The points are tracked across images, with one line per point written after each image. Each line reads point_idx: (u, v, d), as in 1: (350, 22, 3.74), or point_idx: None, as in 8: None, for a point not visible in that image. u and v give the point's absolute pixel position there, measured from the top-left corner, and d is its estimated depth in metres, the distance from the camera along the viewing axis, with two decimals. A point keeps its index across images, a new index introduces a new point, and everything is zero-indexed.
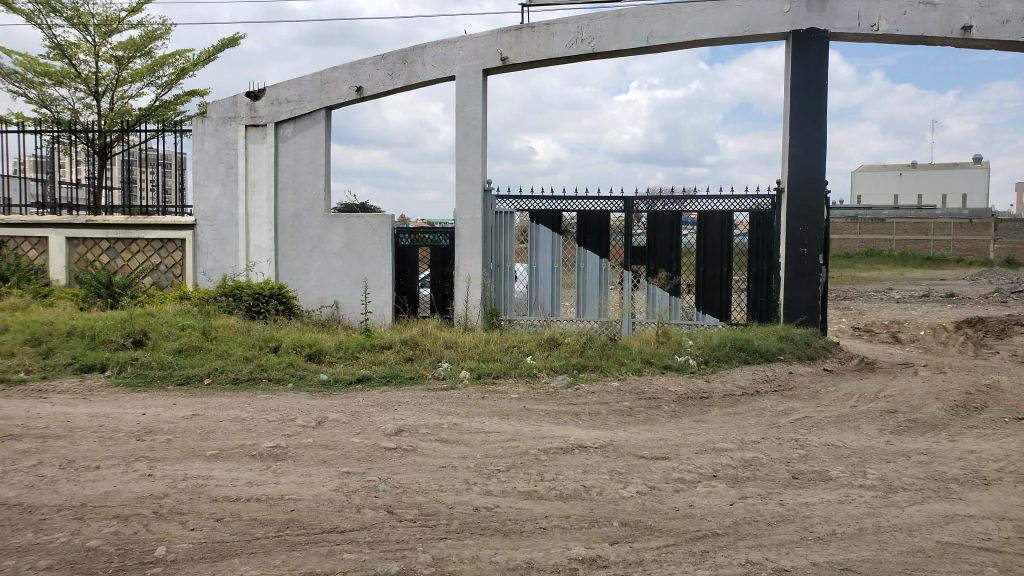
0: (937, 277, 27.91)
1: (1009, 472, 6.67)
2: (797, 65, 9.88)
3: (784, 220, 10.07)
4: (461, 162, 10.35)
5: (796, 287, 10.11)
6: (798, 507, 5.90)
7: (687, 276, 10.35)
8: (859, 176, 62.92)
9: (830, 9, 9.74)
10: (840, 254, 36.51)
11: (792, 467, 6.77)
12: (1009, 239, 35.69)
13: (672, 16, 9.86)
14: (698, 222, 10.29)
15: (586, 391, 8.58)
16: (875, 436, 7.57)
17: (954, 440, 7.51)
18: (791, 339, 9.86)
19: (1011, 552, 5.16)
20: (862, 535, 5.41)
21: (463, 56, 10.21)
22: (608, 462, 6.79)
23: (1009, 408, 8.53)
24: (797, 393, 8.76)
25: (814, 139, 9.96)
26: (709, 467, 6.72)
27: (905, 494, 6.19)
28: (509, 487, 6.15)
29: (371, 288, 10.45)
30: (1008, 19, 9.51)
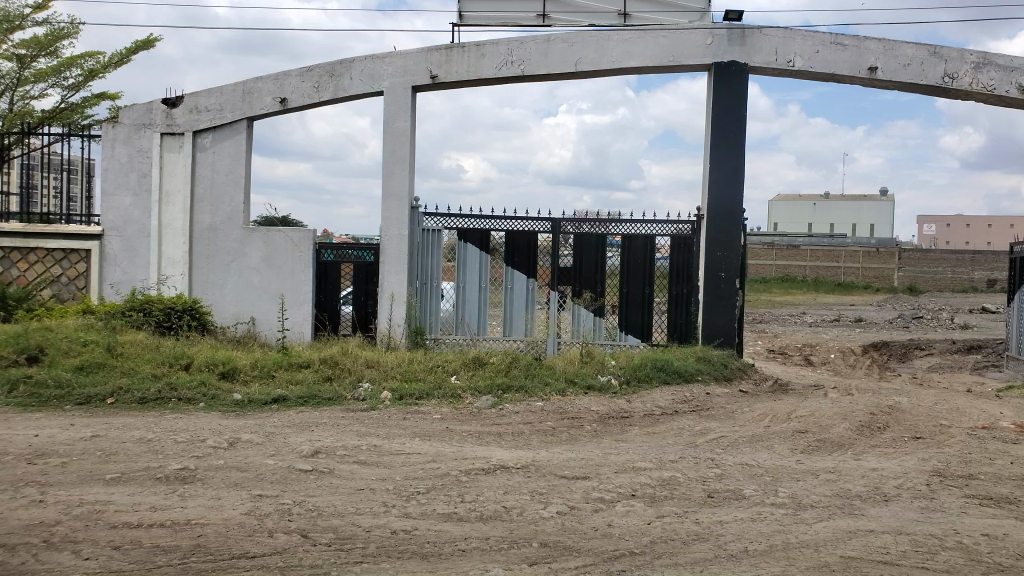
0: (845, 302, 29.32)
1: (906, 489, 7.00)
2: (719, 96, 10.25)
3: (704, 245, 10.37)
4: (387, 178, 10.26)
5: (714, 310, 10.40)
6: (713, 526, 6.02)
7: (611, 297, 10.49)
8: (774, 205, 65.65)
9: (750, 44, 10.14)
10: (757, 279, 37.77)
11: (707, 486, 6.92)
12: (911, 268, 37.84)
13: (599, 42, 10.08)
14: (622, 244, 10.46)
15: (510, 411, 8.56)
16: (787, 455, 7.82)
17: (859, 458, 7.84)
18: (710, 360, 10.13)
19: (908, 565, 5.38)
20: (772, 551, 5.56)
21: (392, 72, 10.18)
22: (529, 482, 6.79)
23: (908, 427, 8.97)
24: (714, 413, 8.98)
25: (733, 167, 10.31)
26: (628, 487, 6.79)
27: (813, 511, 6.40)
28: (429, 509, 6.06)
29: (290, 304, 10.21)
30: (909, 63, 10.13)
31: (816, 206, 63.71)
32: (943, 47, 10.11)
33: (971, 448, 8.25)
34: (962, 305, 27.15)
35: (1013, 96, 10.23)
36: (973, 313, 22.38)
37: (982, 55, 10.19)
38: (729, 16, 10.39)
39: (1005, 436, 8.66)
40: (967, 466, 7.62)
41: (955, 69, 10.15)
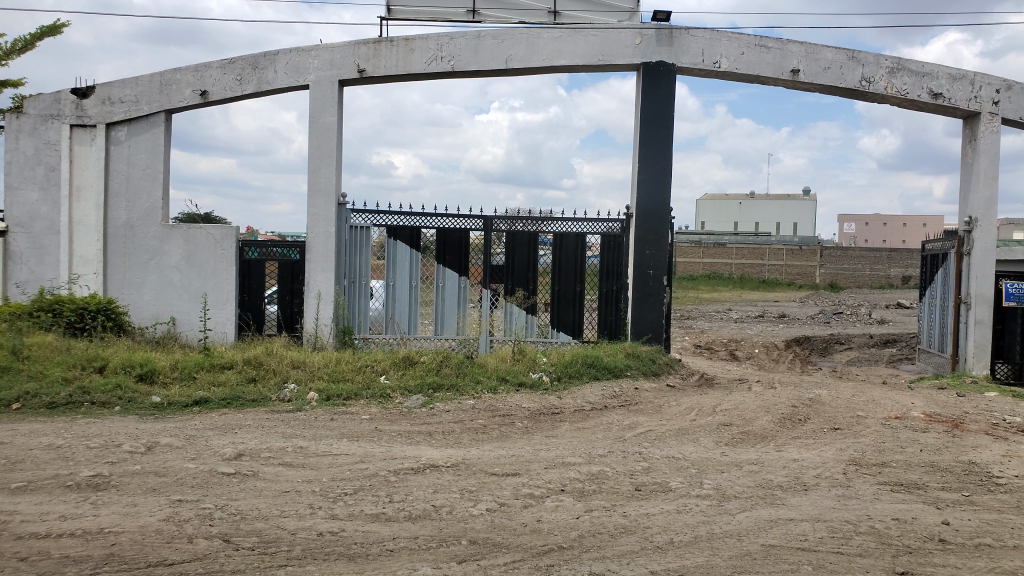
0: (768, 300, 30.30)
1: (824, 478, 7.26)
2: (647, 95, 10.41)
3: (633, 244, 10.54)
4: (314, 173, 10.09)
5: (643, 307, 10.59)
6: (640, 519, 6.11)
7: (542, 295, 10.55)
8: (703, 205, 67.26)
9: (677, 45, 10.33)
10: (686, 278, 38.62)
11: (635, 479, 7.02)
12: (832, 265, 39.33)
13: (530, 40, 10.11)
14: (554, 243, 10.50)
15: (440, 410, 8.50)
16: (712, 448, 8.01)
17: (780, 450, 8.08)
18: (639, 356, 10.30)
19: (824, 551, 5.58)
20: (696, 542, 5.68)
21: (318, 65, 9.99)
22: (459, 480, 6.76)
23: (827, 419, 9.31)
24: (642, 407, 9.13)
25: (661, 167, 10.51)
26: (557, 482, 6.84)
27: (736, 502, 6.56)
28: (357, 510, 5.97)
29: (212, 303, 9.93)
30: (829, 66, 10.50)
31: (743, 206, 65.57)
32: (860, 52, 10.51)
33: (885, 437, 8.62)
34: (876, 301, 28.34)
35: (924, 101, 10.75)
36: (883, 309, 23.36)
37: (895, 60, 10.64)
38: (658, 17, 10.57)
39: (916, 425, 9.08)
40: (880, 455, 7.96)
41: (871, 74, 10.58)
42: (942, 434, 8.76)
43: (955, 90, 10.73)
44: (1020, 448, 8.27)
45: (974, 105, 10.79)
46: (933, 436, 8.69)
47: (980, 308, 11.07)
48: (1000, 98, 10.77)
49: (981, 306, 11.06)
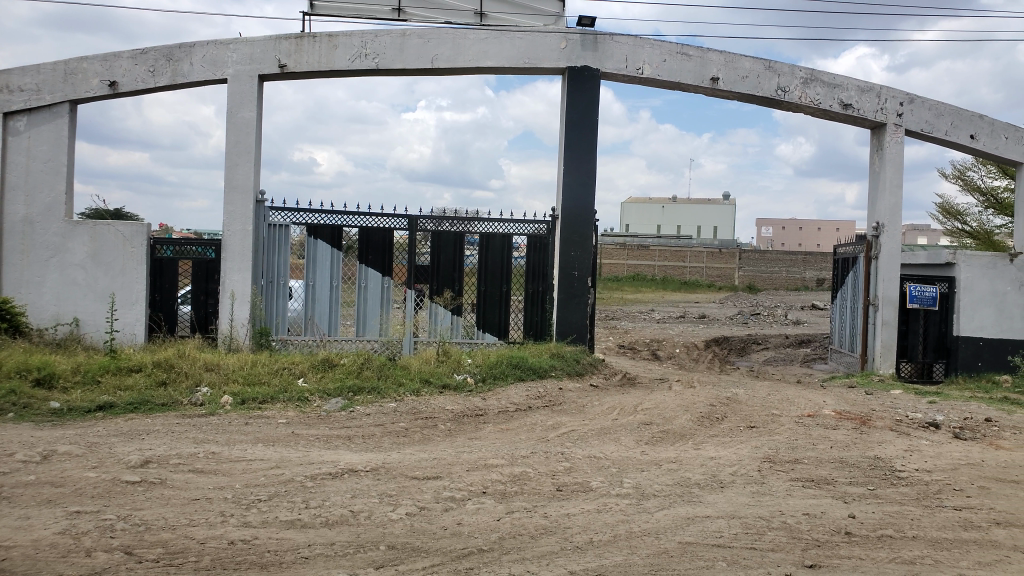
0: (688, 300, 31.09)
1: (739, 475, 7.44)
2: (573, 98, 10.49)
3: (558, 245, 10.61)
4: (230, 170, 9.78)
5: (568, 308, 10.67)
6: (560, 519, 6.13)
7: (468, 296, 10.47)
8: (628, 208, 68.49)
9: (602, 50, 10.44)
10: (611, 278, 39.22)
11: (556, 480, 7.05)
12: (750, 268, 40.71)
13: (456, 41, 10.05)
14: (481, 243, 10.44)
15: (360, 413, 8.34)
16: (632, 447, 8.12)
17: (698, 448, 8.26)
18: (563, 357, 10.37)
19: (738, 547, 5.72)
20: (615, 541, 5.74)
21: (237, 59, 9.69)
22: (378, 485, 6.64)
23: (743, 417, 9.58)
24: (566, 408, 9.19)
25: (586, 169, 10.61)
26: (479, 484, 6.80)
27: (655, 500, 6.66)
28: (270, 517, 5.78)
29: (119, 303, 9.49)
30: (747, 75, 10.81)
31: (667, 208, 67.13)
32: (776, 63, 10.87)
33: (797, 434, 8.92)
34: (790, 302, 29.48)
35: (836, 111, 11.19)
36: (794, 310, 24.29)
37: (809, 71, 11.04)
38: (583, 22, 10.68)
39: (826, 422, 9.44)
40: (793, 452, 8.23)
41: (787, 84, 10.95)
42: (851, 431, 9.12)
43: (863, 101, 11.21)
44: (921, 443, 8.69)
45: (881, 117, 11.29)
46: (842, 432, 9.05)
47: (887, 310, 11.56)
48: (904, 110, 11.30)
49: (888, 307, 11.55)
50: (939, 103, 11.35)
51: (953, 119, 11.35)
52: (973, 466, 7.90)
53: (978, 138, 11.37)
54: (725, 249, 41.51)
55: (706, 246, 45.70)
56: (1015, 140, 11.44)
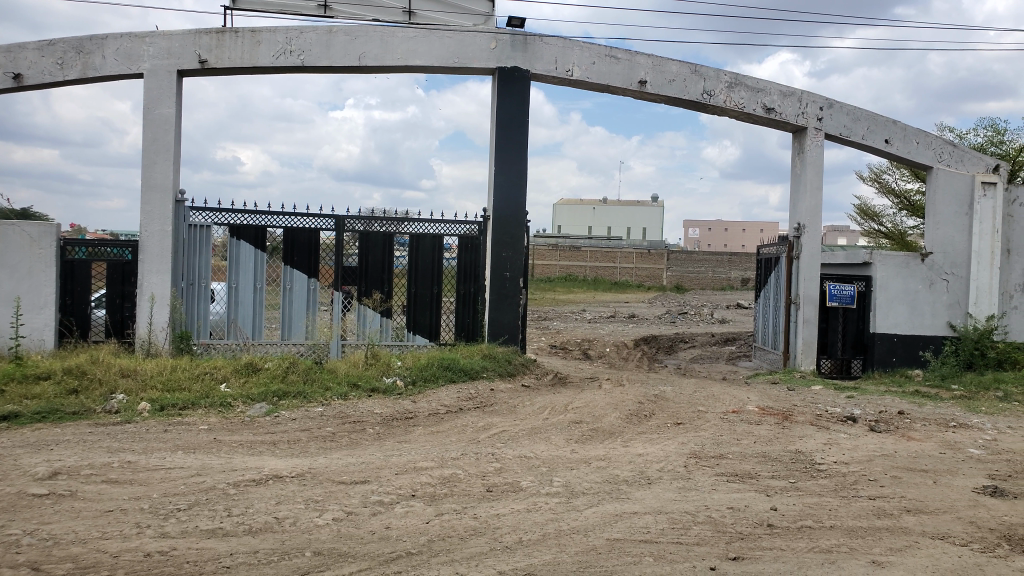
0: (618, 300, 31.59)
1: (666, 471, 7.59)
2: (503, 99, 10.50)
3: (490, 246, 10.61)
4: (148, 168, 9.45)
5: (499, 309, 10.69)
6: (490, 520, 6.12)
7: (398, 298, 10.36)
8: (561, 209, 69.19)
9: (531, 51, 10.49)
10: (543, 279, 39.46)
11: (486, 480, 7.04)
12: (678, 268, 41.76)
13: (384, 39, 9.94)
14: (410, 244, 10.34)
15: (285, 418, 8.15)
16: (562, 446, 8.18)
17: (627, 445, 8.39)
18: (495, 357, 10.38)
19: (664, 542, 5.83)
20: (544, 540, 5.77)
21: (153, 53, 9.39)
22: (304, 490, 6.50)
23: (671, 414, 9.78)
24: (497, 408, 9.19)
25: (517, 170, 10.65)
26: (408, 488, 6.73)
27: (584, 498, 6.73)
28: (190, 527, 5.59)
29: (26, 307, 9.04)
30: (673, 78, 11.04)
31: (600, 210, 68.14)
32: (702, 67, 11.14)
33: (722, 430, 9.16)
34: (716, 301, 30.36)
35: (759, 115, 11.54)
36: (720, 309, 25.02)
37: (733, 76, 11.35)
38: (512, 23, 10.72)
39: (750, 418, 9.72)
40: (718, 447, 8.43)
41: (711, 88, 11.23)
42: (773, 426, 9.42)
43: (785, 106, 11.61)
44: (838, 436, 9.04)
45: (801, 121, 11.71)
46: (765, 427, 9.33)
47: (807, 308, 11.98)
48: (823, 115, 11.73)
49: (808, 306, 11.97)
50: (855, 109, 11.82)
51: (868, 124, 11.83)
52: (887, 457, 8.27)
53: (891, 142, 11.90)
54: (655, 250, 42.41)
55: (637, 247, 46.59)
56: (926, 145, 11.97)
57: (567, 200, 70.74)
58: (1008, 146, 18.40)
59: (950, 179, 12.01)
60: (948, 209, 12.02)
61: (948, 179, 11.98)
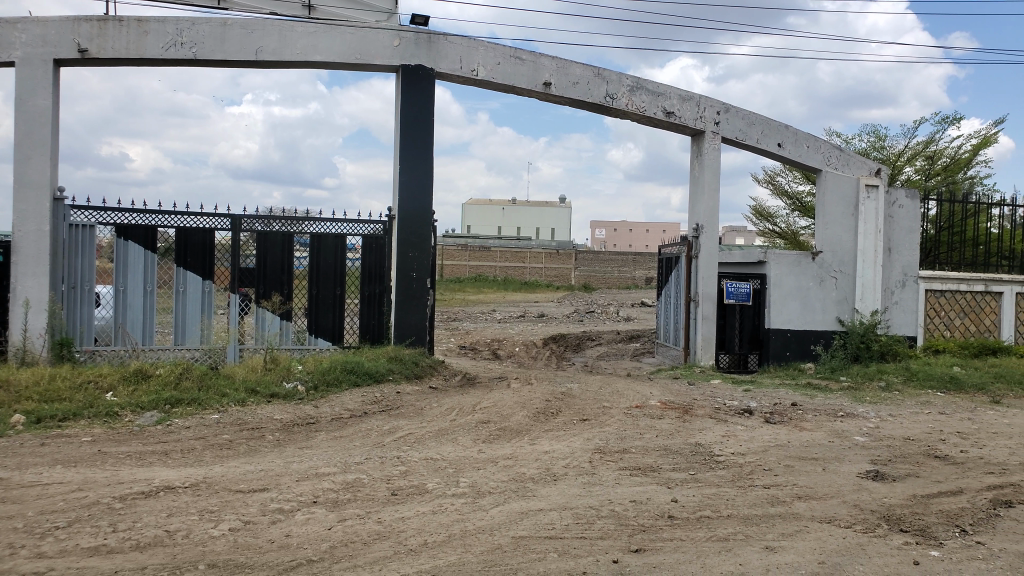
0: (527, 300, 31.87)
1: (571, 467, 7.69)
2: (408, 98, 10.39)
3: (395, 246, 10.48)
4: (23, 163, 8.88)
5: (406, 310, 10.58)
6: (394, 523, 6.03)
7: (298, 301, 10.08)
8: (472, 210, 69.23)
9: (436, 50, 10.44)
10: (452, 279, 39.21)
11: (391, 484, 6.94)
12: (586, 268, 42.66)
13: (282, 33, 9.67)
14: (311, 244, 10.08)
15: (178, 427, 7.80)
16: (469, 446, 8.16)
17: (533, 443, 8.45)
18: (401, 360, 10.24)
19: (569, 537, 5.89)
20: (449, 541, 5.73)
21: (26, 40, 8.90)
22: (197, 501, 6.22)
23: (577, 411, 9.91)
24: (403, 411, 9.07)
25: (422, 169, 10.57)
26: (309, 494, 6.55)
27: (490, 498, 6.73)
28: (70, 546, 5.26)
29: None
30: (577, 81, 11.21)
31: (511, 211, 68.67)
32: (604, 71, 11.37)
33: (626, 425, 9.37)
34: (621, 300, 31.05)
35: (660, 118, 11.87)
36: (623, 307, 25.59)
37: (635, 79, 11.62)
38: (416, 21, 10.63)
39: (653, 412, 9.98)
40: (622, 442, 8.61)
41: (614, 91, 11.48)
42: (674, 419, 9.71)
43: (684, 110, 11.98)
44: (736, 428, 9.40)
45: (699, 124, 12.10)
46: (666, 421, 9.59)
47: (706, 305, 12.42)
48: (721, 119, 12.17)
49: (707, 303, 12.41)
50: (750, 114, 12.32)
51: (762, 128, 12.35)
52: (781, 446, 8.65)
53: (784, 146, 12.47)
54: (564, 250, 43.07)
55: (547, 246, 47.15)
56: (815, 149, 12.60)
57: (478, 200, 70.80)
58: (888, 151, 19.58)
59: (837, 182, 12.68)
60: (836, 209, 12.67)
61: (836, 182, 12.65)
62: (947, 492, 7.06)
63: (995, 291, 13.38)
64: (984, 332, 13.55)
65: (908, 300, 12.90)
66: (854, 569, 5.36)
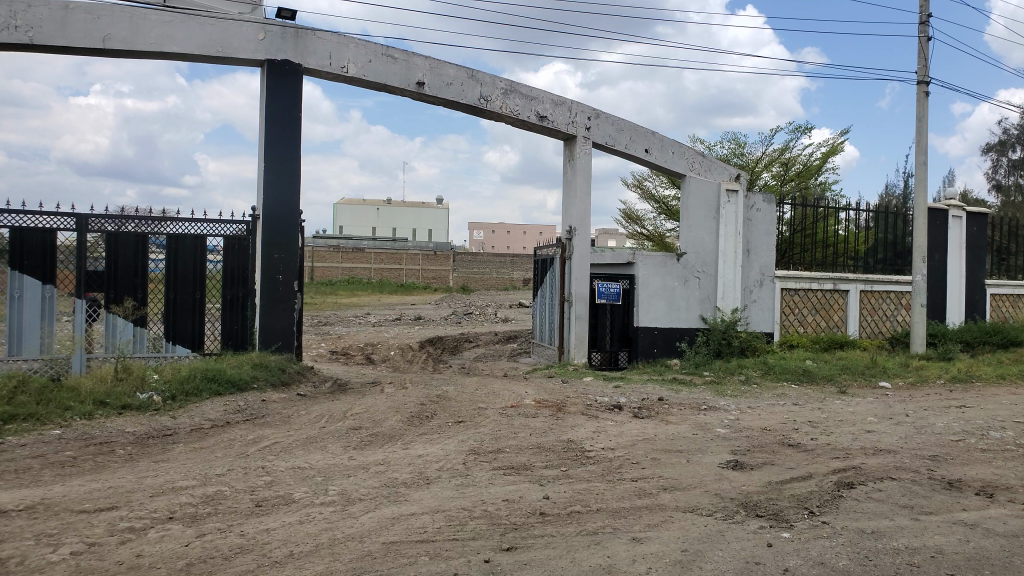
0: (402, 302, 31.62)
1: (445, 469, 7.66)
2: (273, 94, 10.04)
3: (260, 247, 10.11)
4: None
5: (271, 314, 10.23)
6: (258, 535, 5.78)
7: (153, 306, 9.51)
8: (350, 210, 67.90)
9: (303, 46, 10.14)
10: (325, 281, 38.34)
11: (255, 495, 6.65)
12: (463, 270, 42.92)
13: (133, 20, 9.15)
14: (167, 246, 9.55)
15: (13, 445, 7.14)
16: (339, 453, 7.95)
17: (406, 447, 8.35)
18: (267, 366, 9.86)
19: (441, 540, 5.85)
20: (317, 550, 5.55)
21: None
22: (34, 524, 5.72)
23: (452, 413, 9.88)
24: (269, 420, 8.73)
25: (289, 167, 10.24)
26: (164, 510, 6.18)
27: (361, 504, 6.59)
28: None
29: None
30: (450, 82, 11.21)
31: (391, 211, 67.98)
32: (478, 72, 11.43)
33: (500, 425, 9.44)
34: (499, 301, 31.39)
35: (533, 122, 12.04)
36: (498, 309, 25.90)
37: (508, 83, 11.76)
38: (282, 15, 10.27)
39: (527, 411, 10.12)
40: (496, 442, 8.67)
41: (487, 93, 11.55)
42: (547, 417, 9.88)
43: (556, 114, 12.23)
44: (606, 424, 9.68)
45: (571, 129, 12.39)
46: (540, 420, 9.74)
47: (578, 305, 12.74)
48: (591, 124, 12.51)
49: (579, 303, 12.73)
50: (619, 120, 12.74)
51: (630, 134, 12.80)
52: (647, 440, 8.98)
53: (650, 152, 12.97)
54: (443, 251, 43.10)
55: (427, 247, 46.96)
56: (680, 155, 13.19)
57: (353, 200, 69.50)
58: (747, 157, 20.76)
59: (700, 186, 13.32)
60: (699, 213, 13.31)
61: (698, 187, 13.28)
62: (798, 477, 7.55)
63: (842, 288, 14.50)
64: (833, 327, 14.65)
65: (765, 298, 13.76)
66: (713, 555, 5.61)
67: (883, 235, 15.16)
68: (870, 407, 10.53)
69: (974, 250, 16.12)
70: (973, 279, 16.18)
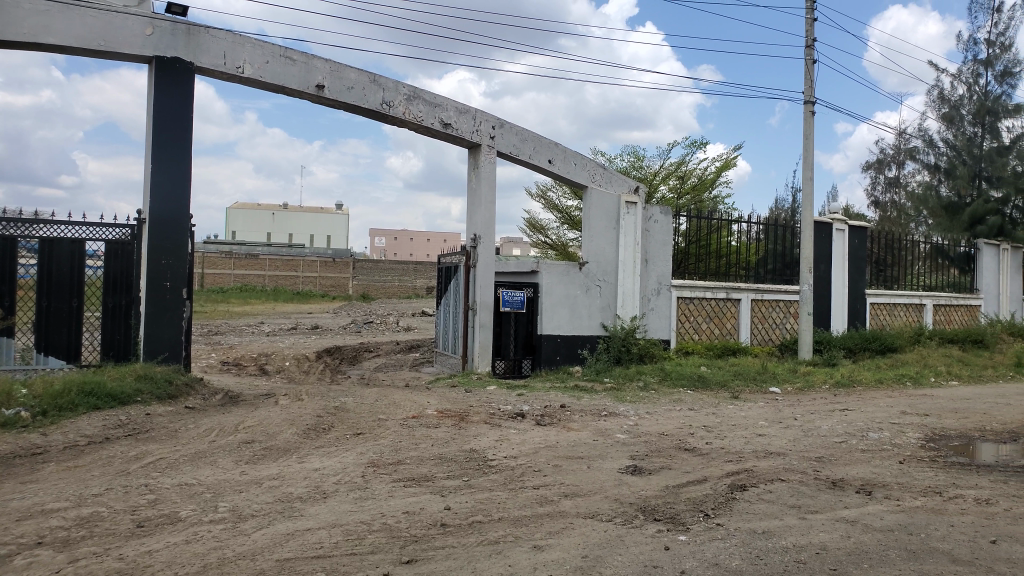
0: (299, 311, 30.78)
1: (342, 483, 7.43)
2: (161, 93, 9.56)
3: (145, 253, 9.58)
4: None
5: (157, 324, 9.68)
6: (138, 558, 5.41)
7: (22, 316, 8.91)
8: (247, 215, 65.66)
9: (196, 43, 9.72)
10: (216, 288, 36.84)
11: (137, 515, 6.24)
12: (364, 277, 42.23)
13: (4, 8, 8.53)
14: (40, 250, 8.96)
15: None
16: (230, 469, 7.59)
17: (302, 460, 8.06)
18: (151, 378, 9.31)
19: (338, 555, 5.66)
20: (204, 571, 5.24)
21: None
22: None
23: (350, 425, 9.63)
24: (154, 435, 8.24)
25: (178, 170, 9.75)
26: (32, 535, 5.70)
27: (253, 521, 6.30)
28: None
29: None
30: (351, 86, 11.00)
31: (291, 217, 66.23)
32: (380, 77, 11.27)
33: (401, 436, 9.27)
34: (399, 309, 31.04)
35: (437, 129, 11.96)
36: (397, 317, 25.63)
37: (412, 89, 11.66)
38: (172, 10, 9.82)
39: (429, 421, 9.99)
40: (396, 453, 8.50)
41: (390, 98, 11.40)
42: (449, 427, 9.79)
43: (461, 122, 12.18)
44: (508, 432, 9.67)
45: (476, 137, 12.38)
46: (441, 430, 9.63)
47: (482, 313, 12.71)
48: (495, 133, 12.56)
49: (482, 311, 12.72)
50: (523, 130, 12.84)
51: (534, 144, 12.92)
52: (548, 448, 9.03)
53: (553, 162, 13.12)
54: (343, 259, 42.28)
55: (327, 254, 45.86)
56: (582, 166, 13.41)
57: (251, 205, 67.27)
58: (646, 170, 21.38)
59: (601, 198, 13.59)
60: (600, 223, 13.57)
61: (599, 198, 13.53)
62: (694, 480, 7.77)
63: (734, 297, 15.11)
64: (726, 334, 15.22)
65: (662, 306, 14.18)
66: (612, 560, 5.67)
67: (773, 246, 15.90)
68: (761, 411, 10.98)
69: (855, 262, 17.16)
70: (853, 289, 17.20)
